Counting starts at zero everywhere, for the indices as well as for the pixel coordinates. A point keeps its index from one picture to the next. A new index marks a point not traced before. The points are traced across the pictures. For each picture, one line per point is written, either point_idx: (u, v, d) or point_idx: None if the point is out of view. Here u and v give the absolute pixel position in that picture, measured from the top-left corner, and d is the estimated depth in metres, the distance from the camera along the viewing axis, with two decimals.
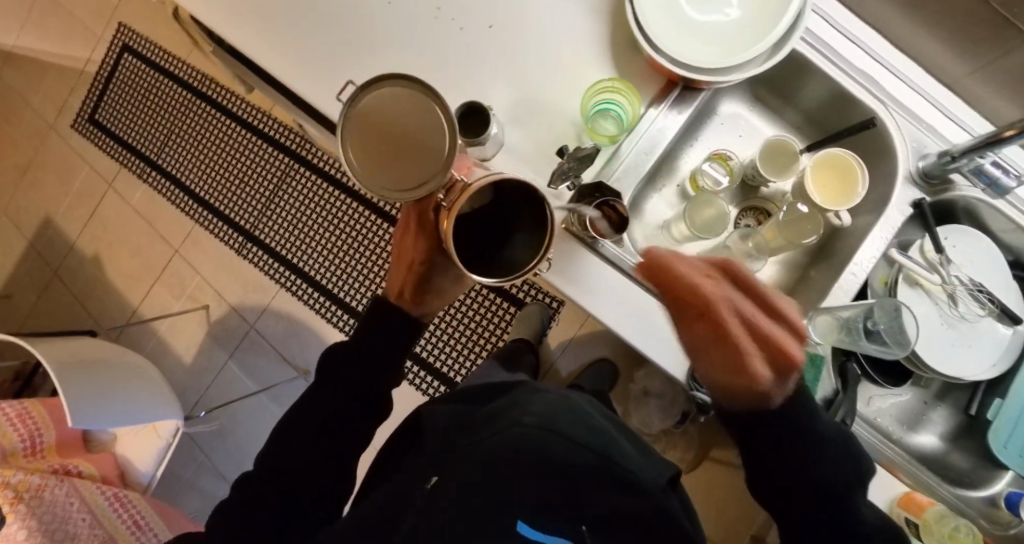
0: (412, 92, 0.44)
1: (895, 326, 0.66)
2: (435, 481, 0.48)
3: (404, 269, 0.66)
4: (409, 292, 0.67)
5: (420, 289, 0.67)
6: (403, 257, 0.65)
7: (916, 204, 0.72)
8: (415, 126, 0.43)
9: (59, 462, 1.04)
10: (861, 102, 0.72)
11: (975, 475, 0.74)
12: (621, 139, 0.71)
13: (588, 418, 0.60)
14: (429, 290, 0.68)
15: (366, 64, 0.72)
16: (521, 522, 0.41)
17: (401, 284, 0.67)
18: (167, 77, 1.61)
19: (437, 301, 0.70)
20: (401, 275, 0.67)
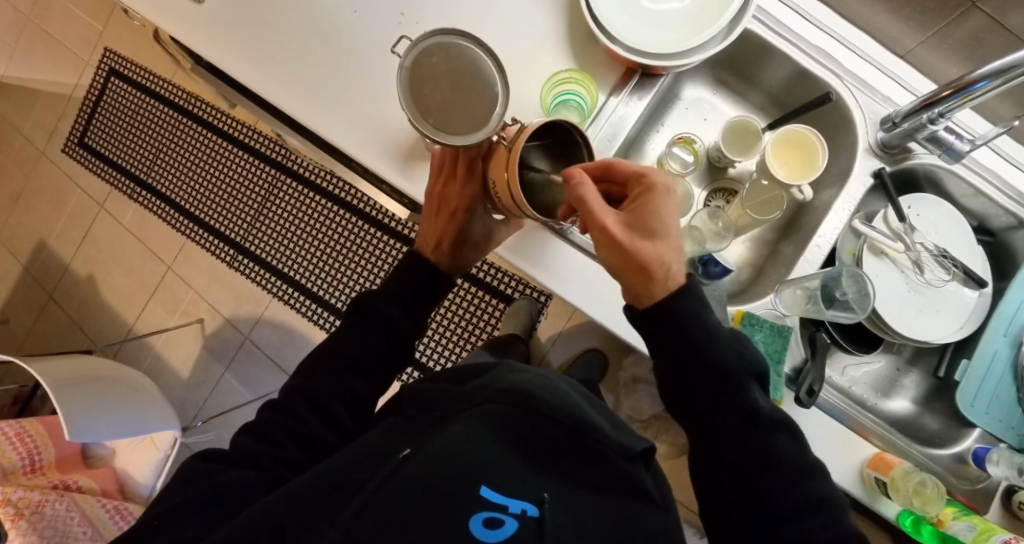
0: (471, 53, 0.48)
1: (859, 292, 0.68)
2: (406, 453, 0.48)
3: (441, 216, 0.67)
4: (446, 243, 0.70)
5: (456, 238, 0.70)
6: (437, 207, 0.67)
7: (876, 174, 0.73)
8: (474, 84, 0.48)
9: (58, 478, 1.05)
10: (818, 79, 0.74)
11: (944, 433, 0.78)
12: (584, 127, 0.73)
13: (560, 390, 0.60)
14: (466, 241, 0.70)
15: (333, 69, 0.74)
16: (484, 487, 0.43)
17: (438, 235, 0.70)
18: (152, 97, 1.64)
19: (472, 252, 0.72)
20: (437, 225, 0.69)
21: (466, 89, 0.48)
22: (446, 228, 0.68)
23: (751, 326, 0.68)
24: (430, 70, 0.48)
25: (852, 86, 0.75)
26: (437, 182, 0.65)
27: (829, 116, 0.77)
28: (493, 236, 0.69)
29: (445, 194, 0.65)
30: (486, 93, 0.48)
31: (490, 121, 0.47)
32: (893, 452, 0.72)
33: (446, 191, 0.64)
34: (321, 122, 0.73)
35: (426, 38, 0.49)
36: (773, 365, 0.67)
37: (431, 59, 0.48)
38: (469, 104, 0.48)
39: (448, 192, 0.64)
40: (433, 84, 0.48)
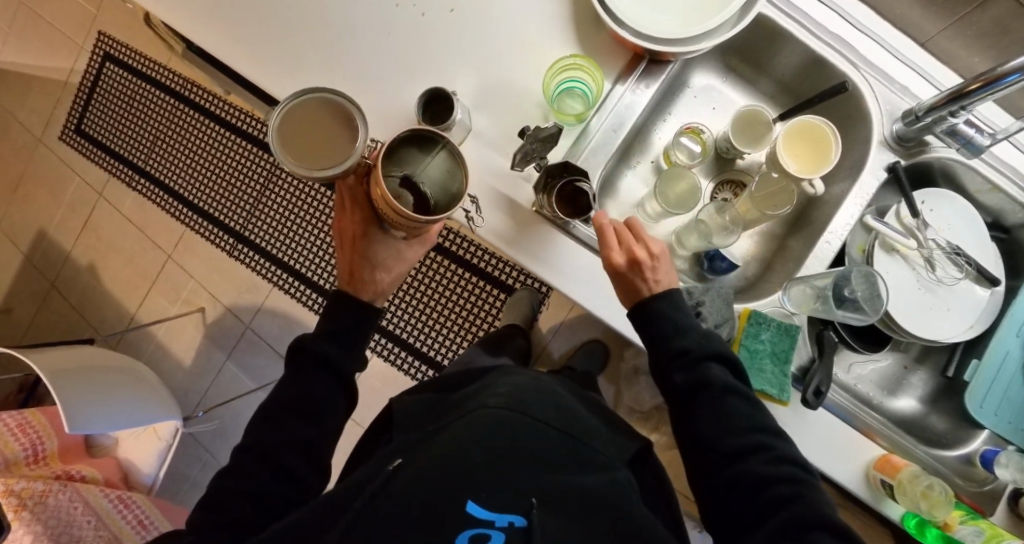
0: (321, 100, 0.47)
1: (869, 292, 0.67)
2: (397, 464, 0.48)
3: (346, 248, 0.65)
4: (356, 275, 0.64)
5: (363, 270, 0.64)
6: (346, 238, 0.64)
7: (891, 168, 0.71)
8: (331, 121, 0.47)
9: (62, 469, 1.06)
10: (833, 67, 0.71)
11: (952, 433, 0.76)
12: (589, 116, 0.70)
13: (557, 397, 0.59)
14: (377, 268, 0.64)
15: (328, 58, 0.71)
16: (470, 503, 0.42)
17: (349, 266, 0.65)
18: (148, 83, 1.61)
19: (388, 282, 0.66)
20: (347, 256, 0.65)
21: (332, 128, 0.47)
22: (352, 257, 0.64)
23: (758, 324, 0.67)
24: (300, 126, 0.47)
25: (868, 76, 0.72)
26: (336, 217, 0.65)
27: (843, 107, 0.74)
28: (403, 256, 0.65)
29: (343, 227, 0.64)
30: (347, 124, 0.46)
31: (355, 150, 0.46)
32: (900, 453, 0.71)
33: (342, 224, 0.63)
34: None
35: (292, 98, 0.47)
36: (780, 364, 0.65)
37: (298, 116, 0.47)
38: (339, 142, 0.46)
39: (347, 222, 0.63)
40: (303, 137, 0.46)
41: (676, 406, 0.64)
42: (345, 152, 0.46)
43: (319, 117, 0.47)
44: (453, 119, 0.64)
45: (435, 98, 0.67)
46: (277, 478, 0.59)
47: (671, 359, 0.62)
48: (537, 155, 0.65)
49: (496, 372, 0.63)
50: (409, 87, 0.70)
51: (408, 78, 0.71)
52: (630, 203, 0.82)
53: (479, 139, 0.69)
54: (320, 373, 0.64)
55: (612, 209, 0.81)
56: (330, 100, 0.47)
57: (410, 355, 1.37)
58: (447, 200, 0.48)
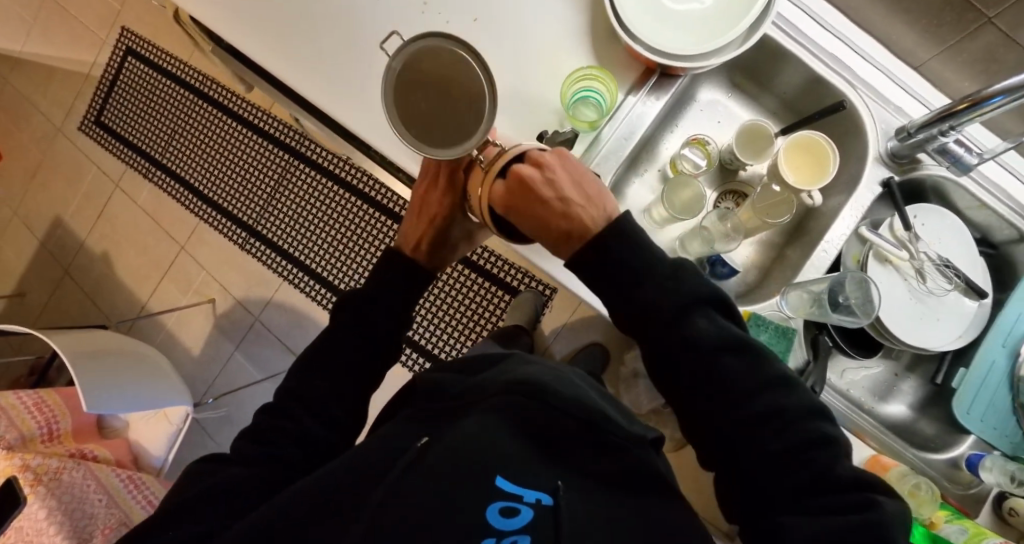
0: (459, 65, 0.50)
1: (860, 297, 0.70)
2: (426, 442, 0.52)
3: (420, 220, 0.73)
4: (425, 247, 0.73)
5: (435, 242, 0.73)
6: (423, 211, 0.72)
7: (884, 183, 0.75)
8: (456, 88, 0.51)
9: (75, 447, 1.09)
10: (832, 86, 0.75)
11: (940, 437, 0.80)
12: (601, 124, 0.74)
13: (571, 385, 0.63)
14: (446, 242, 0.74)
15: (356, 58, 0.75)
16: (500, 478, 0.46)
17: (418, 237, 0.73)
18: (169, 79, 1.65)
19: (452, 254, 0.76)
20: (419, 227, 0.73)
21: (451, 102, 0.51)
22: (425, 230, 0.72)
23: (758, 326, 0.70)
24: (420, 80, 0.50)
25: (864, 96, 0.76)
26: (417, 189, 0.72)
27: (842, 124, 0.78)
28: (471, 234, 0.76)
29: (426, 200, 0.71)
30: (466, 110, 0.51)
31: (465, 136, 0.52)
32: (889, 455, 0.75)
33: (426, 199, 0.71)
34: (343, 112, 0.75)
35: (418, 40, 0.49)
36: None
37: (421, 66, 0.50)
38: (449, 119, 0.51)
39: (429, 196, 0.70)
40: (419, 95, 0.51)
41: None
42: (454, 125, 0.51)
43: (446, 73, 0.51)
44: None
45: None
46: (299, 453, 0.63)
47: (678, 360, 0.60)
48: None
49: (512, 360, 0.66)
50: None
51: None
52: (636, 209, 0.85)
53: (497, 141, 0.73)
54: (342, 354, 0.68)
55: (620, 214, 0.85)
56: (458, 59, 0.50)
57: (418, 353, 1.40)
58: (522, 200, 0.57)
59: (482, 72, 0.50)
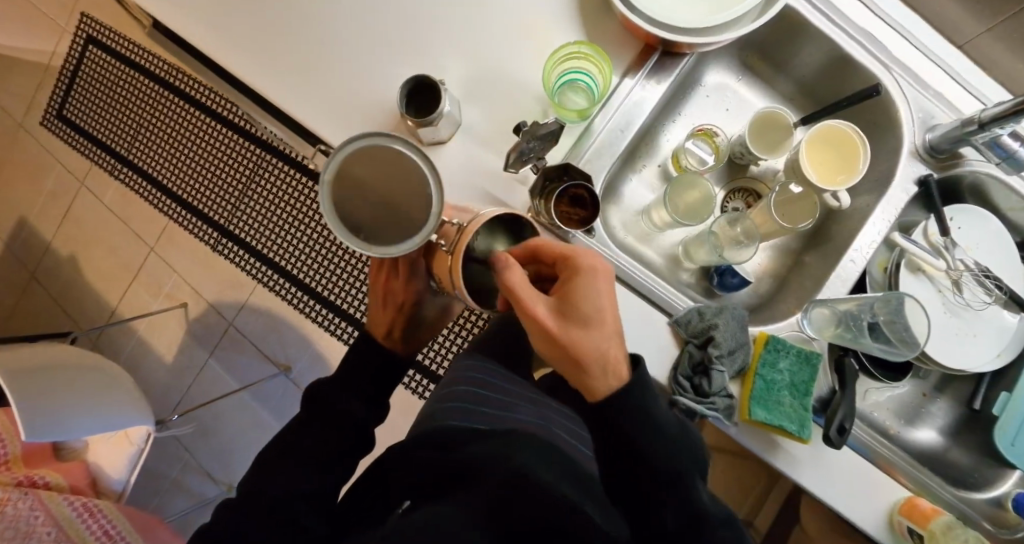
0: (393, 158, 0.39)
1: (899, 323, 0.60)
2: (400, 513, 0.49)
3: (388, 308, 0.64)
4: (399, 333, 0.66)
5: (406, 326, 0.66)
6: (385, 297, 0.64)
7: (921, 181, 0.65)
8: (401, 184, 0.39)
9: (24, 474, 1.00)
10: (862, 66, 0.65)
11: (978, 471, 0.71)
12: (592, 114, 0.64)
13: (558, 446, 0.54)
14: (417, 321, 0.66)
15: (306, 39, 0.64)
16: None
17: (386, 324, 0.65)
18: (131, 67, 1.52)
19: (423, 332, 0.68)
20: (384, 316, 0.65)
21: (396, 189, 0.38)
22: (392, 318, 0.64)
23: (776, 351, 0.60)
24: (354, 183, 0.38)
25: (900, 78, 0.66)
26: (374, 272, 0.64)
27: (873, 112, 0.68)
28: (451, 308, 0.67)
29: (392, 287, 0.63)
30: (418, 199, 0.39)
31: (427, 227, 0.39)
32: (925, 495, 0.65)
33: (390, 285, 0.62)
34: (292, 103, 0.64)
35: (341, 145, 0.38)
36: (800, 397, 0.59)
37: (350, 169, 0.38)
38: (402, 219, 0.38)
39: (392, 284, 0.62)
40: (351, 198, 0.38)
41: None
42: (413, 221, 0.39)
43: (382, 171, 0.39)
44: (441, 111, 0.57)
45: (420, 87, 0.59)
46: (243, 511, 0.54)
47: None
48: (533, 155, 0.58)
49: (499, 411, 0.57)
50: (396, 78, 0.64)
51: (395, 63, 0.64)
52: (633, 211, 0.75)
53: (470, 136, 0.63)
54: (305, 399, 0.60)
55: (614, 216, 0.74)
56: (393, 150, 0.39)
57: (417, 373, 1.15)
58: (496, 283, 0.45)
59: (425, 158, 0.39)
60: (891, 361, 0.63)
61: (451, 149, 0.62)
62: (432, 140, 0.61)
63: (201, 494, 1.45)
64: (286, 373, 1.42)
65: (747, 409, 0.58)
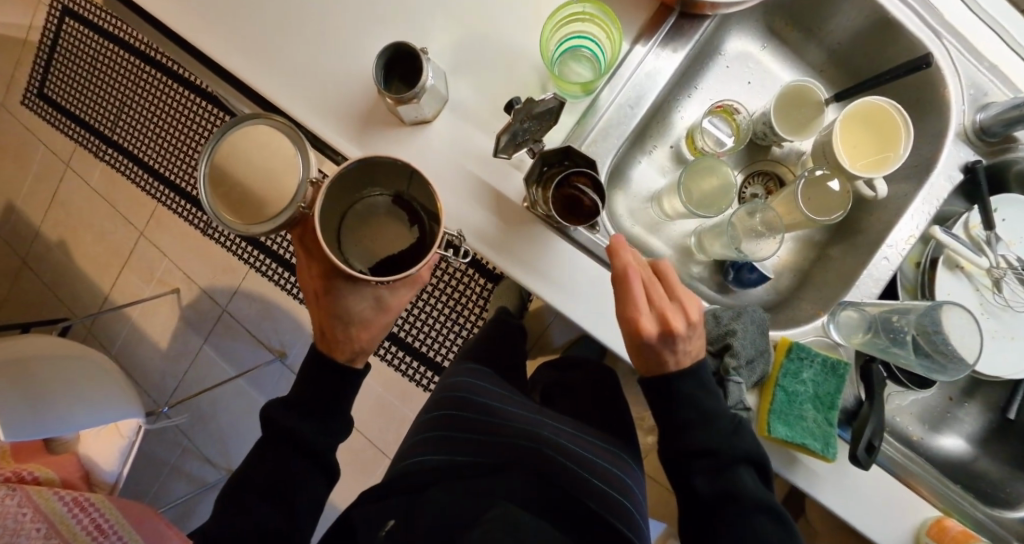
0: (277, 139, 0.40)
1: (938, 338, 0.53)
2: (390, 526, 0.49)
3: (314, 306, 0.56)
4: (339, 335, 0.55)
5: (336, 325, 0.55)
6: (312, 292, 0.55)
7: (969, 168, 0.58)
8: (274, 162, 0.39)
9: (12, 470, 0.97)
10: (908, 34, 0.57)
11: (1011, 485, 0.66)
12: (598, 86, 0.56)
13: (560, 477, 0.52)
14: (351, 323, 0.54)
15: (275, 12, 0.57)
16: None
17: (320, 322, 0.56)
18: (108, 40, 1.43)
19: (367, 335, 0.56)
20: (315, 312, 0.56)
21: (267, 164, 0.39)
22: (322, 313, 0.55)
23: (799, 360, 0.54)
24: (225, 161, 0.39)
25: (951, 48, 0.58)
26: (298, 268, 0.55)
27: (917, 86, 0.60)
28: (385, 306, 0.55)
29: (310, 276, 0.54)
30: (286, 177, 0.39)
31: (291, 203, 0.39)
32: (953, 513, 0.60)
33: (306, 279, 0.54)
34: (260, 83, 0.57)
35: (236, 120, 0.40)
36: (824, 411, 0.54)
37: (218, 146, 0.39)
38: (263, 190, 0.38)
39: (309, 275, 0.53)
40: (222, 174, 0.39)
41: (691, 507, 0.56)
42: (277, 195, 0.39)
43: (262, 143, 0.39)
44: (424, 83, 0.49)
45: (397, 57, 0.51)
46: None
47: (686, 458, 0.55)
48: (529, 136, 0.51)
49: (498, 441, 0.55)
50: (376, 50, 0.56)
51: (375, 36, 0.56)
52: (642, 197, 0.68)
53: (457, 113, 0.55)
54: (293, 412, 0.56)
55: (621, 203, 0.67)
56: (274, 133, 0.40)
57: (411, 358, 1.11)
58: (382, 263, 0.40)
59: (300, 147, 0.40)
60: (938, 379, 0.56)
61: (437, 130, 0.55)
62: (414, 119, 0.53)
63: (201, 478, 1.43)
64: (282, 359, 1.39)
65: (767, 425, 0.53)
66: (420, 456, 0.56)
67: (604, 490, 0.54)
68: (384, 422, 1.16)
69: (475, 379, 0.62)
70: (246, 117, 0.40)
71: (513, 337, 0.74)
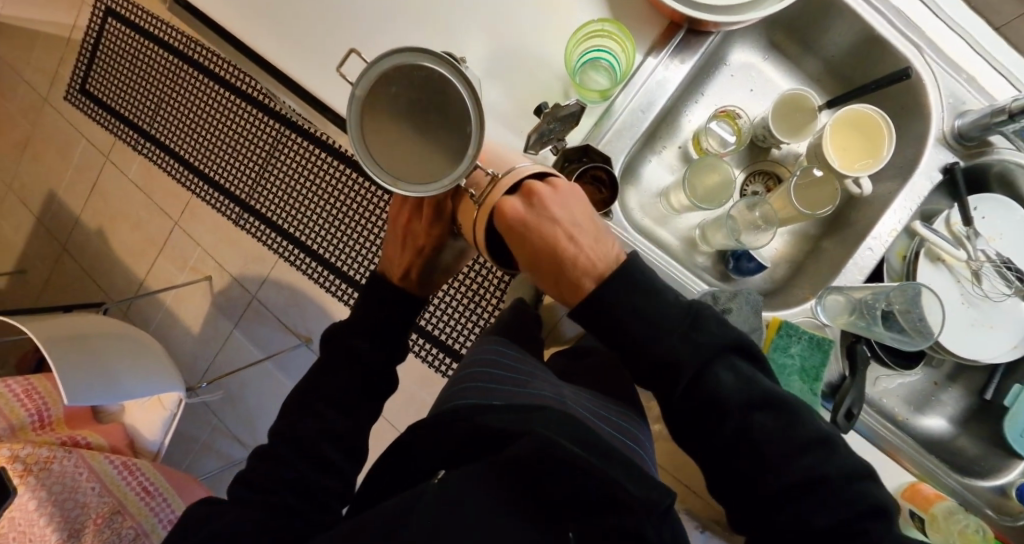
0: (447, 92, 0.41)
1: (915, 312, 0.61)
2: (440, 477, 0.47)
3: (405, 249, 0.64)
4: (415, 276, 0.65)
5: (424, 271, 0.65)
6: (410, 237, 0.63)
7: (947, 169, 0.64)
8: (444, 124, 0.42)
9: (67, 434, 1.06)
10: (894, 50, 0.63)
11: (985, 461, 0.71)
12: (614, 93, 0.63)
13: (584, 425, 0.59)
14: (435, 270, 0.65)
15: (330, 22, 0.64)
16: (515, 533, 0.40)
17: (406, 264, 0.65)
18: (150, 40, 1.51)
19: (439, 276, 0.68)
20: (406, 255, 0.64)
21: (439, 126, 0.42)
22: (412, 258, 0.64)
23: (788, 336, 0.61)
24: (395, 111, 0.42)
25: (933, 62, 0.64)
26: (404, 210, 0.63)
27: (902, 95, 0.67)
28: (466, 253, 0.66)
29: (413, 226, 0.63)
30: (455, 144, 0.42)
31: (454, 173, 0.42)
32: (929, 481, 0.66)
33: (412, 224, 0.62)
34: (316, 83, 0.64)
35: (402, 53, 0.40)
36: (809, 382, 0.60)
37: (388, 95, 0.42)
38: (429, 155, 0.42)
39: (416, 224, 0.62)
40: (393, 126, 0.42)
41: None
42: (442, 165, 0.42)
43: (432, 98, 0.42)
44: None
45: None
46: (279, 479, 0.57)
47: None
48: (555, 136, 0.58)
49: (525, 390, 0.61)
50: None
51: (418, 46, 0.64)
52: (651, 194, 0.75)
53: (489, 114, 0.63)
54: (342, 376, 0.64)
55: (632, 197, 0.74)
56: (444, 84, 0.41)
57: (434, 347, 1.15)
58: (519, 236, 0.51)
59: (475, 103, 0.40)
60: (906, 350, 0.64)
61: None
62: None
63: (230, 455, 1.52)
64: (307, 344, 1.46)
65: None
66: (459, 401, 0.60)
67: (630, 443, 0.61)
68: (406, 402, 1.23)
69: (502, 347, 0.69)
70: (420, 53, 0.40)
71: (532, 319, 0.81)
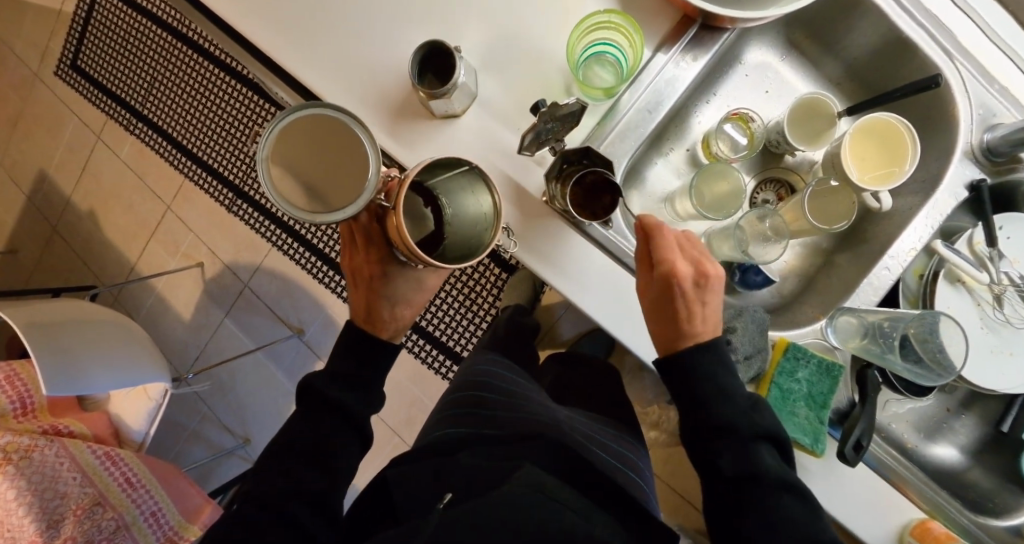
0: (338, 123, 0.39)
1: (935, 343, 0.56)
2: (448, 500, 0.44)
3: (362, 290, 0.64)
4: (379, 313, 0.63)
5: (387, 307, 0.63)
6: (361, 276, 0.63)
7: (974, 186, 0.60)
8: (340, 151, 0.39)
9: (49, 423, 1.03)
10: (924, 55, 0.59)
11: (997, 496, 0.68)
12: (620, 90, 0.59)
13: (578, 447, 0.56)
14: (398, 303, 0.63)
15: (318, 8, 0.60)
16: None
17: (366, 305, 0.64)
18: (142, 15, 1.47)
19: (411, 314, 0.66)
20: (362, 296, 0.64)
21: (338, 155, 0.39)
22: (370, 297, 0.63)
23: (795, 360, 0.58)
24: (292, 156, 0.39)
25: (963, 69, 0.60)
26: (348, 257, 0.65)
27: (927, 103, 0.62)
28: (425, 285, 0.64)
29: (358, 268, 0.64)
30: (358, 163, 0.39)
31: (364, 191, 0.38)
32: (939, 517, 0.62)
33: (355, 265, 0.63)
34: (302, 72, 0.60)
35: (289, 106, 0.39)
36: (816, 409, 0.57)
37: (288, 142, 0.39)
38: (336, 186, 0.38)
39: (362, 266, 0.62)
40: (296, 166, 0.39)
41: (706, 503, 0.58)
42: (355, 188, 0.38)
43: (326, 133, 0.39)
44: (454, 82, 0.52)
45: (433, 54, 0.55)
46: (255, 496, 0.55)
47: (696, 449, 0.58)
48: (552, 135, 0.55)
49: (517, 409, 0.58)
50: (411, 47, 0.60)
51: (412, 34, 0.60)
52: (656, 198, 0.71)
53: (485, 111, 0.59)
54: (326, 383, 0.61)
55: (635, 201, 0.70)
56: (333, 118, 0.39)
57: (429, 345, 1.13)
58: (462, 253, 0.43)
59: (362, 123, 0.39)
60: (924, 383, 0.60)
61: (466, 124, 0.58)
62: (445, 112, 0.57)
63: (220, 445, 1.50)
64: (300, 335, 1.44)
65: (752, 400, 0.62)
66: (453, 427, 0.57)
67: (624, 471, 0.58)
68: (398, 401, 1.20)
69: (497, 366, 0.65)
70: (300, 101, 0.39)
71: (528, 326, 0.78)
